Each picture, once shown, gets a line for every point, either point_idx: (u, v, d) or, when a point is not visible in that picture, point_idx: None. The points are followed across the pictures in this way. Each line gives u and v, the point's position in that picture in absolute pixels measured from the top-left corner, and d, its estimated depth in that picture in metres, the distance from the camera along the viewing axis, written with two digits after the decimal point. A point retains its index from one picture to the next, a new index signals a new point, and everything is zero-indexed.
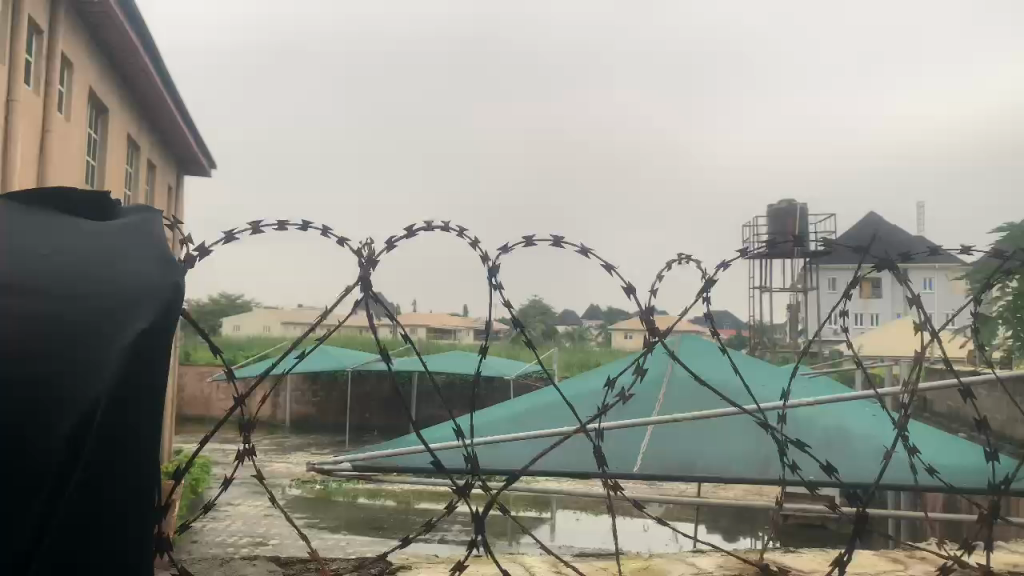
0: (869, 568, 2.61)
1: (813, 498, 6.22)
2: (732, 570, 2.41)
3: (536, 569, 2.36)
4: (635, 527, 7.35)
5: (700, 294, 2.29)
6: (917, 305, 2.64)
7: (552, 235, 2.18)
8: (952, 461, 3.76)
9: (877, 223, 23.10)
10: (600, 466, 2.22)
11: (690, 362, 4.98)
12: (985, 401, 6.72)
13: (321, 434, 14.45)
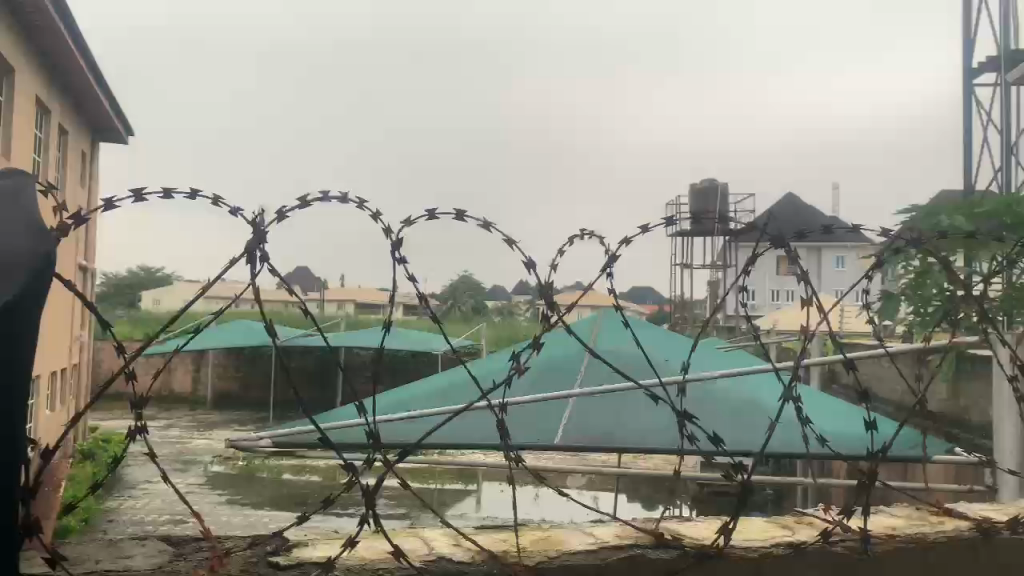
0: (760, 535, 2.51)
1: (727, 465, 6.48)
2: (630, 539, 2.30)
3: (436, 542, 2.24)
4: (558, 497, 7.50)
5: (601, 269, 2.24)
6: (807, 283, 2.72)
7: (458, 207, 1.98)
8: (839, 429, 3.95)
9: (788, 210, 24.08)
10: (501, 439, 2.14)
11: (609, 337, 5.07)
12: (887, 376, 7.11)
13: (243, 410, 14.17)
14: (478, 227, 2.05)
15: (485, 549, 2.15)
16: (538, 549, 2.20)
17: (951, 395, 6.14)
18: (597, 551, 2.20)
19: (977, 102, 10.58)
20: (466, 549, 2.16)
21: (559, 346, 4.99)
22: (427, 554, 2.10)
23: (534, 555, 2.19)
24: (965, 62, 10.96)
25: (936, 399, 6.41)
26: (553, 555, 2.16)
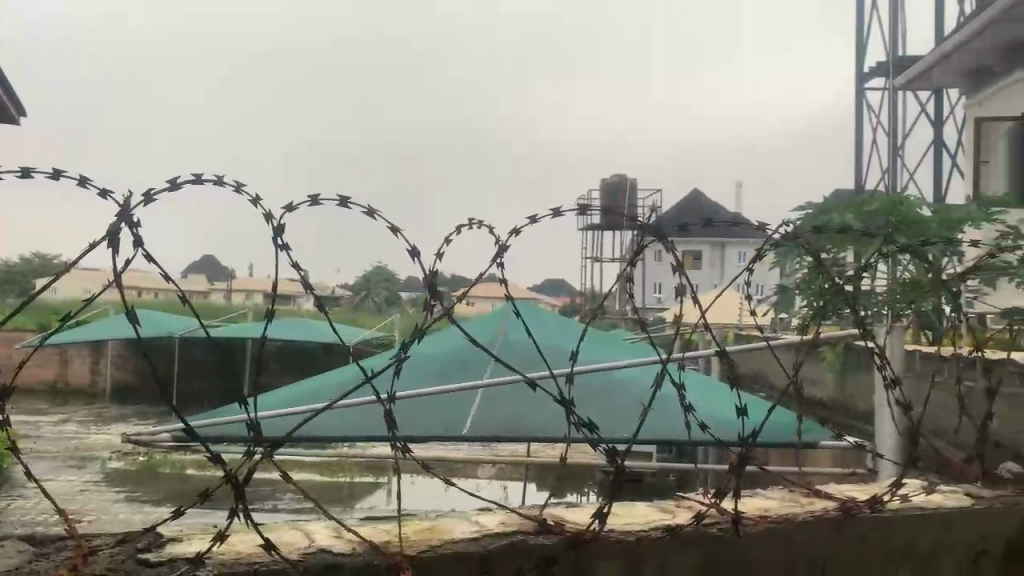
0: (636, 518, 2.42)
1: (633, 454, 6.62)
2: (513, 527, 2.24)
3: (315, 535, 2.12)
4: (469, 488, 7.52)
5: (492, 260, 2.19)
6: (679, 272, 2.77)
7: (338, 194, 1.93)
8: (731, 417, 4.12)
9: (696, 205, 24.82)
10: (388, 430, 2.09)
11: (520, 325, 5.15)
12: (784, 365, 7.42)
13: (145, 404, 13.59)
14: (364, 212, 1.98)
15: (366, 540, 2.10)
16: (418, 539, 2.13)
17: (839, 382, 6.47)
18: (479, 541, 2.17)
19: (867, 106, 11.15)
20: (347, 541, 2.09)
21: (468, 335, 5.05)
22: (306, 547, 2.02)
23: (417, 545, 2.13)
24: (857, 67, 11.53)
25: (825, 386, 6.73)
26: (435, 544, 2.12)
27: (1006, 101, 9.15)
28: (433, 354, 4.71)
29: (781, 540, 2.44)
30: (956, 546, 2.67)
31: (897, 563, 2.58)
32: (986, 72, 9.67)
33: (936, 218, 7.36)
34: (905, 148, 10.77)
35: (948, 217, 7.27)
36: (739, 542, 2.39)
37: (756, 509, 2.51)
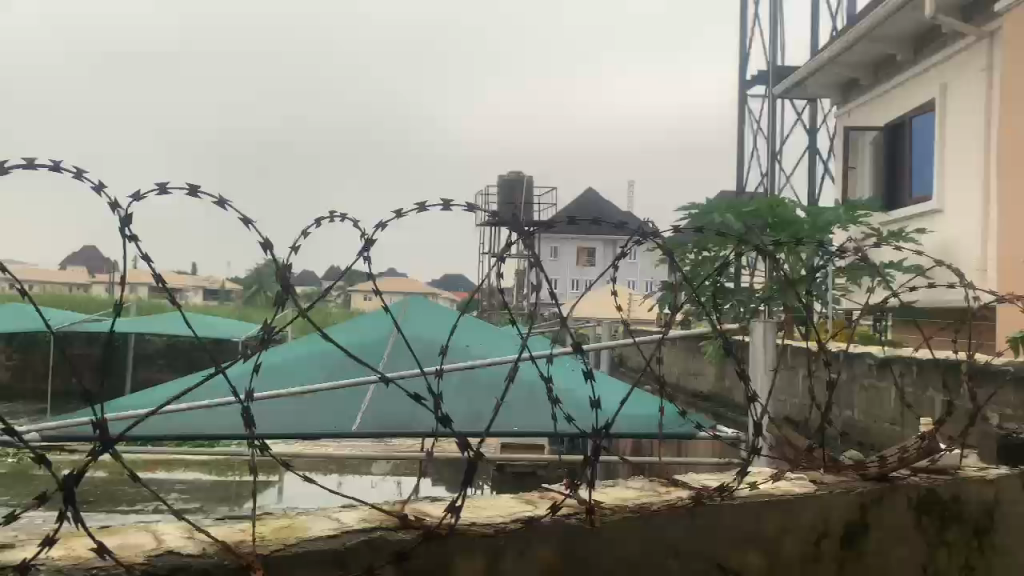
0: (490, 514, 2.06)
1: (526, 446, 6.67)
2: (374, 522, 1.91)
3: (167, 536, 1.94)
4: (362, 484, 7.38)
5: (359, 255, 2.08)
6: None
7: (190, 184, 1.81)
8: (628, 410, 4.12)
9: (591, 205, 25.41)
10: (246, 428, 2.02)
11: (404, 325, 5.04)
12: (672, 360, 7.65)
13: (13, 403, 12.71)
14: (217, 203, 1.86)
15: (221, 538, 1.86)
16: (281, 532, 1.88)
17: (719, 375, 6.63)
18: (345, 535, 1.85)
19: (748, 113, 11.67)
20: (201, 541, 1.89)
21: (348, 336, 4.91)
22: (153, 549, 1.80)
23: (273, 543, 1.82)
24: (739, 76, 12.05)
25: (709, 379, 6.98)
26: (294, 540, 1.82)
27: (871, 113, 9.76)
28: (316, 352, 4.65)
29: (648, 528, 2.10)
30: (831, 526, 2.34)
31: (767, 551, 2.25)
32: (854, 85, 10.29)
33: (810, 220, 7.75)
34: (782, 154, 11.33)
35: (819, 219, 7.68)
36: (601, 532, 2.04)
37: (616, 499, 2.20)
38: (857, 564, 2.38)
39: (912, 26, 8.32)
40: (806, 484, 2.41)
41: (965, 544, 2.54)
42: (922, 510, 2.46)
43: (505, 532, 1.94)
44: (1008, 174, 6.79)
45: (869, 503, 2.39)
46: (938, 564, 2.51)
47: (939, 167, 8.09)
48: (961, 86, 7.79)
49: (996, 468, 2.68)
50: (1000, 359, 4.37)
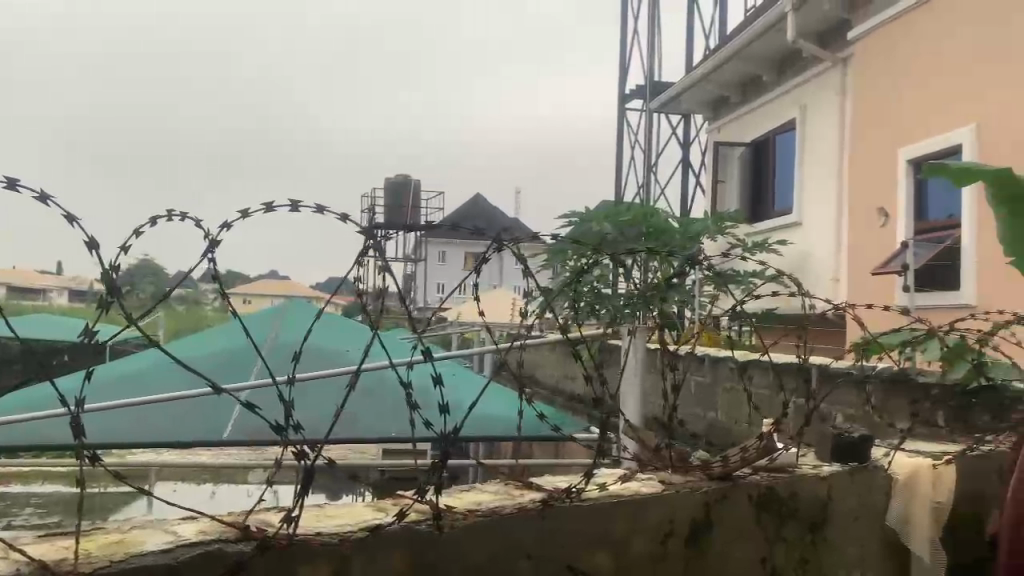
0: (342, 520, 2.03)
1: (406, 451, 6.59)
2: (213, 534, 1.83)
3: None
4: (235, 492, 7.08)
5: (203, 255, 1.96)
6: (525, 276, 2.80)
7: (5, 176, 1.67)
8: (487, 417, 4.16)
9: (475, 211, 25.63)
10: (76, 437, 1.89)
11: (258, 332, 4.82)
12: (550, 364, 7.77)
13: None
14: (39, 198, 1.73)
15: (37, 557, 1.68)
16: (107, 550, 1.73)
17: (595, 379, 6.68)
18: (178, 550, 1.75)
19: (626, 125, 12.04)
20: (14, 561, 1.68)
21: (201, 346, 4.66)
22: None
23: (96, 561, 1.70)
24: (618, 88, 12.42)
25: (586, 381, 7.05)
26: (119, 558, 1.69)
27: (738, 129, 10.27)
28: (173, 360, 4.43)
29: (497, 532, 2.11)
30: (678, 524, 2.44)
31: (615, 550, 2.32)
32: (724, 102, 10.80)
33: (681, 231, 8.06)
34: (658, 166, 11.75)
35: (689, 229, 8.00)
36: (449, 536, 2.04)
37: (468, 503, 2.21)
38: (699, 560, 2.48)
39: (776, 49, 8.82)
40: (656, 483, 2.49)
41: (800, 539, 2.70)
42: (762, 508, 2.61)
43: (349, 540, 1.91)
44: (857, 190, 7.30)
45: (713, 502, 2.51)
46: (776, 559, 2.66)
47: (800, 182, 8.60)
48: (818, 107, 8.31)
49: (829, 466, 2.87)
50: (844, 364, 4.69)
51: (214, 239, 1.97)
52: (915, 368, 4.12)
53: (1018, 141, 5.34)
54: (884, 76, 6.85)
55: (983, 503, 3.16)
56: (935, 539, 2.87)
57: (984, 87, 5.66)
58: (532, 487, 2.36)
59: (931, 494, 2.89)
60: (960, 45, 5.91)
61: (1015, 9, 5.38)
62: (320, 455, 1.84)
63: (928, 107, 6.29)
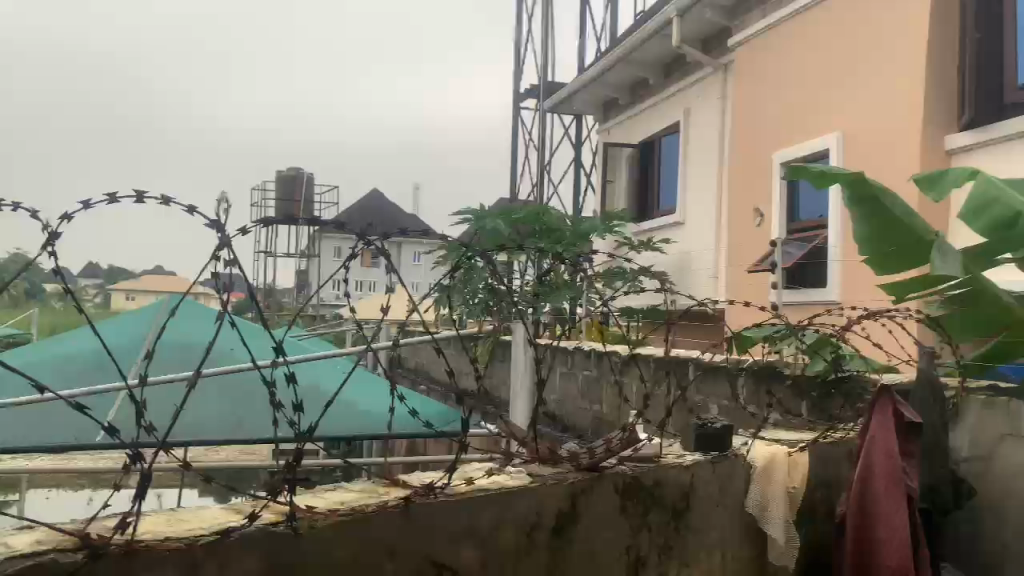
0: (195, 524, 1.97)
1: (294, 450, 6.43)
2: (48, 544, 1.73)
3: None
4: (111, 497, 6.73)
5: (42, 249, 1.83)
6: (392, 273, 2.76)
7: None
8: (357, 426, 4.12)
9: (371, 206, 25.29)
10: None
11: (111, 337, 4.47)
12: (443, 360, 7.75)
13: None
14: None
15: None
16: None
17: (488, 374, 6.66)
18: (6, 563, 1.64)
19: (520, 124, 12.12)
20: None
21: (49, 351, 4.29)
22: None
23: None
24: (512, 87, 12.49)
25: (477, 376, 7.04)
26: None
27: (627, 130, 10.51)
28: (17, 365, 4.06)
29: (359, 530, 2.10)
30: (544, 516, 2.48)
31: (481, 544, 2.34)
32: (614, 104, 11.03)
33: (572, 228, 8.18)
34: (551, 164, 11.89)
35: (579, 227, 8.12)
36: (307, 537, 2.01)
37: (331, 502, 2.18)
38: (564, 552, 2.53)
39: (662, 53, 9.06)
40: (524, 477, 2.52)
41: (664, 525, 2.80)
42: (627, 497, 2.69)
43: (198, 545, 1.85)
44: (736, 192, 7.60)
45: (580, 492, 2.57)
46: (641, 547, 2.74)
47: (684, 182, 8.89)
48: (701, 111, 8.61)
49: (692, 456, 2.99)
50: (718, 358, 4.88)
51: (54, 233, 1.84)
52: (782, 361, 4.32)
53: (878, 146, 5.69)
54: (761, 83, 7.16)
55: (833, 487, 3.38)
56: (789, 521, 3.03)
57: (850, 94, 6.02)
58: (398, 484, 2.36)
59: (787, 480, 3.05)
60: (829, 56, 6.25)
61: (877, 24, 5.74)
62: (155, 461, 1.77)
63: (800, 114, 6.62)
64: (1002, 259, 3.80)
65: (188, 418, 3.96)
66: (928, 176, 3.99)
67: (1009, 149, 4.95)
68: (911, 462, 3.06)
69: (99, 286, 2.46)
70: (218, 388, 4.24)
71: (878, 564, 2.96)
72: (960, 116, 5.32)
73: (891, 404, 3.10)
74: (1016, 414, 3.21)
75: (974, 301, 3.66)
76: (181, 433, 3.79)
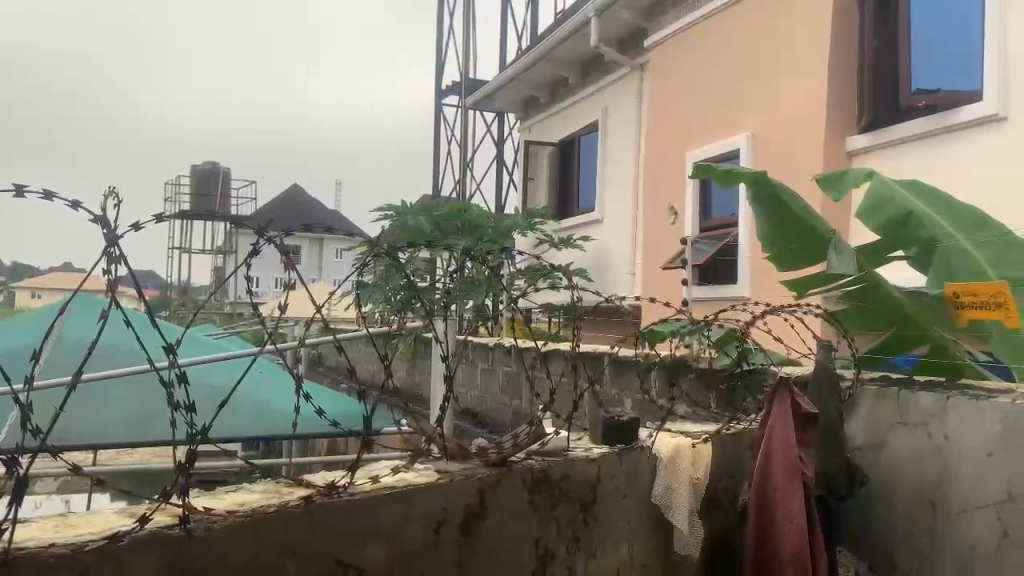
0: (85, 530, 1.91)
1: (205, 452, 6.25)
2: None
3: None
4: None
5: None
6: (292, 268, 2.73)
7: None
8: (265, 428, 4.05)
9: (290, 203, 24.77)
10: None
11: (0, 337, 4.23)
12: (361, 358, 7.65)
13: None
14: None
15: None
16: None
17: (409, 372, 6.61)
18: None
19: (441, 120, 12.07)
20: None
21: None
22: None
23: None
24: (434, 83, 12.43)
25: (397, 375, 6.98)
26: None
27: (547, 129, 10.59)
28: None
29: (261, 530, 2.07)
30: (452, 513, 2.49)
31: (388, 541, 2.33)
32: (535, 102, 11.09)
33: (493, 225, 8.18)
34: (472, 162, 11.89)
35: (501, 224, 8.13)
36: (204, 540, 1.97)
37: (231, 504, 2.14)
38: (473, 546, 2.55)
39: (581, 52, 9.16)
40: (432, 474, 2.53)
41: (571, 518, 2.85)
42: (535, 490, 2.72)
43: (84, 551, 1.79)
44: (651, 191, 7.76)
45: (487, 488, 2.59)
46: (549, 540, 2.78)
47: (603, 181, 9.03)
48: (618, 110, 8.75)
49: (600, 449, 3.06)
50: (631, 353, 4.98)
51: None
52: (691, 356, 4.44)
53: (785, 144, 5.90)
54: (676, 84, 7.32)
55: (735, 476, 3.51)
56: (693, 510, 3.13)
57: (758, 93, 6.23)
58: (302, 484, 2.33)
59: (691, 471, 3.14)
60: (740, 59, 6.43)
61: (783, 26, 5.95)
62: (34, 465, 1.72)
63: (712, 115, 6.80)
64: (894, 257, 3.99)
65: (87, 418, 3.81)
66: (829, 176, 4.14)
67: (902, 152, 5.21)
68: (808, 451, 3.18)
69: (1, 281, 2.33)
70: (125, 387, 4.09)
71: (776, 550, 3.08)
72: (859, 118, 5.57)
73: (789, 396, 3.20)
74: (905, 405, 3.39)
75: (869, 295, 3.88)
76: (80, 436, 3.65)
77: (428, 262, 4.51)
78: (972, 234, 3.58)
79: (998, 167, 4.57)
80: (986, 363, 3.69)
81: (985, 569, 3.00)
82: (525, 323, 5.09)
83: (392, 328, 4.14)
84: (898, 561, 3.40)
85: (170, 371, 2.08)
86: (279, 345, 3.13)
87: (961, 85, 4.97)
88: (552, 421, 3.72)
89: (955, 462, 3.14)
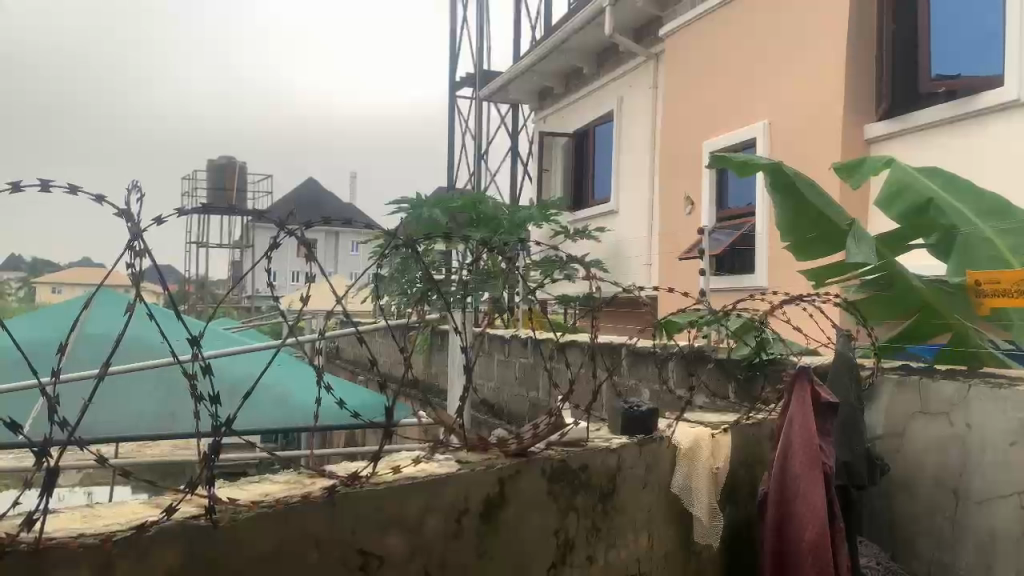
0: (113, 521, 1.93)
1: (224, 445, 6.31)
2: None
3: None
4: None
5: None
6: (311, 261, 2.73)
7: None
8: (284, 421, 4.08)
9: (306, 197, 24.87)
10: None
11: (26, 331, 4.31)
12: (380, 350, 7.69)
13: None
14: None
15: None
16: None
17: (426, 364, 6.66)
18: None
19: (456, 112, 12.08)
20: None
21: None
22: None
23: None
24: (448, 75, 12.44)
25: (414, 367, 7.02)
26: None
27: (561, 120, 10.58)
28: None
29: (283, 521, 2.09)
30: (473, 503, 2.51)
31: (408, 532, 2.35)
32: (548, 94, 11.08)
33: (508, 217, 8.13)
34: (487, 154, 11.90)
35: (516, 216, 8.12)
36: (228, 531, 1.99)
37: (254, 495, 2.16)
38: (493, 536, 2.56)
39: (595, 42, 9.12)
40: (452, 465, 2.55)
41: (591, 508, 2.85)
42: (554, 480, 2.73)
43: (112, 541, 1.82)
44: (667, 181, 7.74)
45: (507, 477, 2.60)
46: (569, 529, 2.78)
47: (617, 171, 9.01)
48: (633, 101, 8.72)
49: (619, 439, 3.06)
50: (648, 344, 4.99)
51: None
52: (709, 346, 4.43)
53: (802, 133, 5.85)
54: (692, 74, 7.27)
55: (753, 466, 3.50)
56: (712, 501, 3.11)
57: (774, 81, 6.18)
58: (322, 474, 2.35)
59: (710, 460, 3.14)
60: (757, 46, 6.37)
61: (801, 13, 5.89)
62: (62, 456, 1.74)
63: (727, 106, 6.78)
64: (913, 246, 3.96)
65: (110, 411, 3.87)
66: (846, 164, 4.11)
67: (922, 139, 5.15)
68: (828, 441, 3.16)
69: (24, 276, 2.34)
70: (149, 381, 4.16)
71: (797, 542, 3.06)
72: (878, 106, 5.51)
73: (808, 385, 3.17)
74: (926, 395, 3.36)
75: (889, 285, 3.85)
76: (102, 429, 3.71)
77: (445, 254, 4.53)
78: (991, 220, 3.56)
79: (1020, 155, 4.51)
80: (1008, 351, 3.65)
81: (1006, 557, 2.99)
82: (543, 315, 5.04)
83: (411, 322, 4.15)
84: (919, 550, 3.38)
85: (193, 362, 2.09)
86: (298, 337, 3.15)
87: (982, 70, 4.90)
88: (569, 411, 3.73)
89: (977, 452, 3.12)
